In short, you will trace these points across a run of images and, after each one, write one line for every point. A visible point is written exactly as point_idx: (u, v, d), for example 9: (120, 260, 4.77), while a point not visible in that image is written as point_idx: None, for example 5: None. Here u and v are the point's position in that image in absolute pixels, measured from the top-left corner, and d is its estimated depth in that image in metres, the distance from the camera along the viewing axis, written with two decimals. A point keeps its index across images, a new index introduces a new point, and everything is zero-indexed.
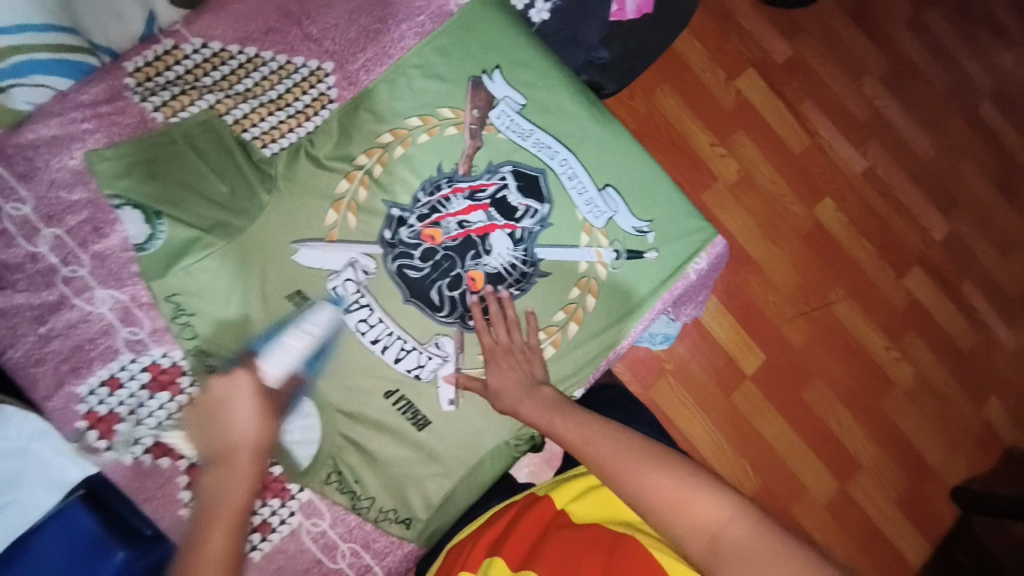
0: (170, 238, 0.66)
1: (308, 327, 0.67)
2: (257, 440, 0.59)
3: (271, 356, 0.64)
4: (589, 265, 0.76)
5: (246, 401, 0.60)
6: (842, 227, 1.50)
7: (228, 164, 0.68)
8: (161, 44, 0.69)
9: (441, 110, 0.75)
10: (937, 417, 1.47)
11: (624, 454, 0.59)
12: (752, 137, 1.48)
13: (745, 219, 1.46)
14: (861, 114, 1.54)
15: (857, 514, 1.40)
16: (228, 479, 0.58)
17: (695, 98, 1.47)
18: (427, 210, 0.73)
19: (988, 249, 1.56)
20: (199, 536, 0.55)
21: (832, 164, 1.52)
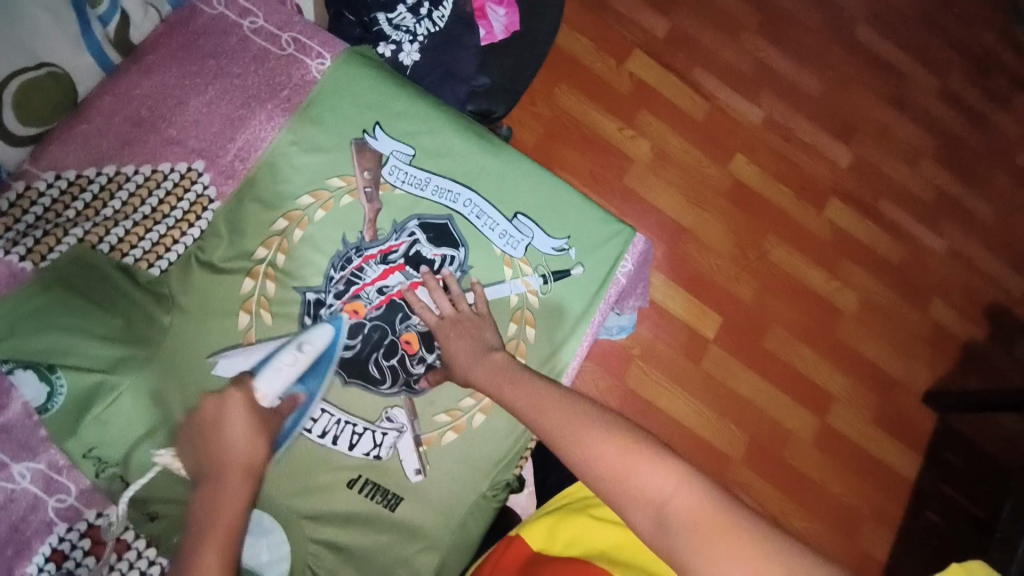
0: (73, 391, 0.61)
1: (304, 345, 0.67)
2: (251, 456, 0.58)
3: (264, 373, 0.64)
4: (520, 296, 0.75)
5: (239, 415, 0.61)
6: (758, 178, 1.55)
7: (118, 296, 0.63)
8: (12, 189, 0.63)
9: (330, 181, 0.72)
10: (889, 330, 1.53)
11: (574, 424, 0.59)
12: (657, 114, 1.53)
13: (669, 192, 1.49)
14: (748, 69, 1.61)
15: (839, 442, 1.44)
16: (219, 495, 0.55)
17: (593, 89, 1.50)
18: (343, 285, 0.70)
19: (895, 164, 1.63)
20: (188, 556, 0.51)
21: (735, 123, 1.57)
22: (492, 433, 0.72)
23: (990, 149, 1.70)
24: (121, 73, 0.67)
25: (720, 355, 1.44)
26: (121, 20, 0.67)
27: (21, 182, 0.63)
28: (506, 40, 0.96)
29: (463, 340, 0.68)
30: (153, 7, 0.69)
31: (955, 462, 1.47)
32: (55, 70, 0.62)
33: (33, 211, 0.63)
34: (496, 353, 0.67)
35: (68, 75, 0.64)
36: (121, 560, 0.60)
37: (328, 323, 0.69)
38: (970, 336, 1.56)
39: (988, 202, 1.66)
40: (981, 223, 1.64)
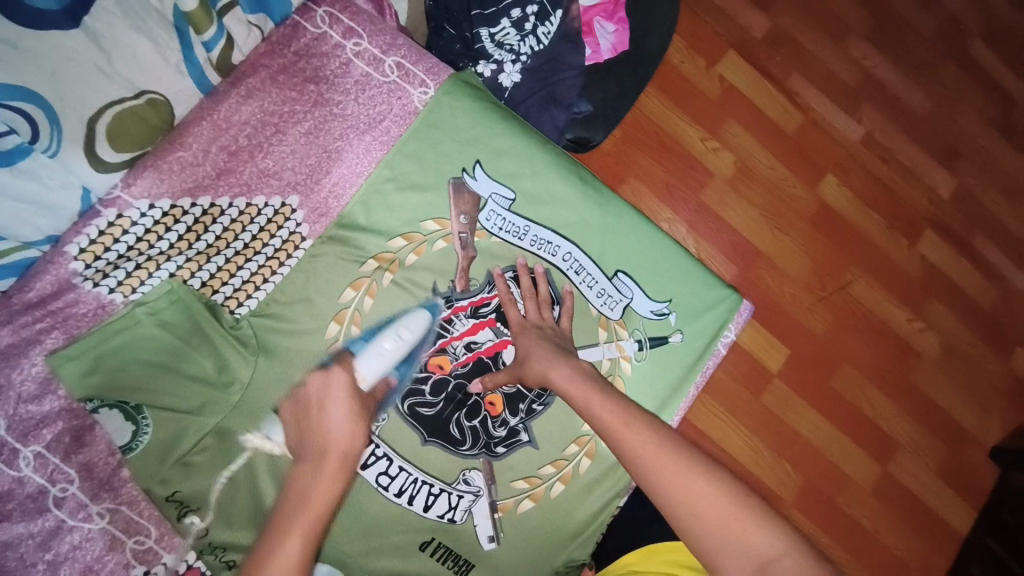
0: (157, 434, 0.61)
1: (401, 332, 0.60)
2: (351, 447, 0.50)
3: (365, 359, 0.57)
4: (612, 362, 0.70)
5: (342, 398, 0.53)
6: (846, 202, 1.25)
7: (206, 339, 0.62)
8: (101, 217, 0.58)
9: (425, 223, 0.69)
10: (969, 382, 1.25)
11: (668, 453, 0.51)
12: (743, 122, 1.22)
13: (749, 212, 1.21)
14: (851, 79, 1.28)
15: (904, 497, 1.19)
16: (312, 482, 0.48)
17: (677, 91, 1.21)
18: (429, 337, 0.66)
19: (999, 198, 1.31)
20: (271, 543, 0.45)
21: (829, 138, 1.26)
22: (569, 506, 0.69)
23: None
24: (219, 95, 0.63)
25: (787, 393, 1.17)
26: (226, 43, 0.63)
27: (112, 210, 0.59)
28: (613, 60, 0.88)
29: (542, 350, 0.62)
30: (256, 27, 0.65)
31: None
32: (153, 96, 0.59)
33: (122, 241, 0.59)
34: (580, 360, 0.62)
35: (165, 98, 0.61)
36: None
37: (427, 311, 0.65)
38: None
39: None
40: None
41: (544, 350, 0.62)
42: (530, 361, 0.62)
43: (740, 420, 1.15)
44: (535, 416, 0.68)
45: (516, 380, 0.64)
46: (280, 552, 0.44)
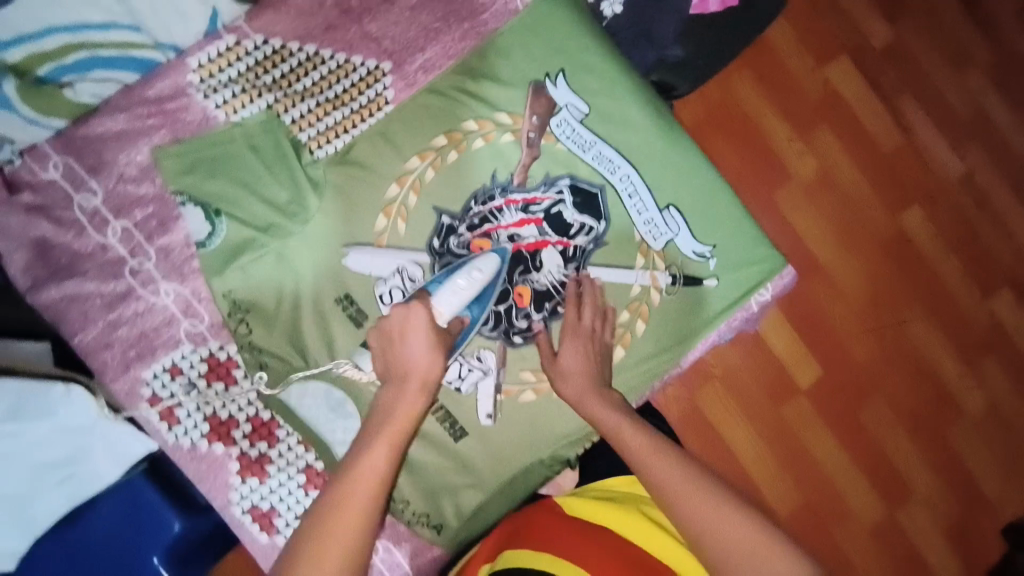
0: (227, 237, 0.68)
1: (476, 271, 0.64)
2: (429, 373, 0.58)
3: (442, 294, 0.62)
4: (642, 288, 0.72)
5: (420, 333, 0.58)
6: (926, 237, 1.20)
7: (284, 169, 0.68)
8: (223, 42, 0.68)
9: (499, 114, 0.71)
10: (1012, 455, 1.18)
11: (695, 485, 0.57)
12: (837, 133, 1.18)
13: (819, 223, 1.18)
14: (965, 112, 1.21)
15: (903, 545, 1.15)
16: (398, 398, 0.57)
17: (778, 85, 1.17)
18: (478, 220, 0.71)
19: None
20: (360, 446, 0.55)
21: (925, 168, 1.20)
22: (568, 408, 0.72)
23: None
24: None
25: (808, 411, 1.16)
26: None
27: (232, 37, 0.68)
28: (717, 14, 0.88)
29: (583, 373, 0.67)
30: None
31: None
32: None
33: (236, 66, 0.69)
34: (612, 393, 0.67)
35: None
36: (225, 391, 0.68)
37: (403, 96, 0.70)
38: None
39: None
40: None
41: (591, 378, 0.67)
42: (574, 378, 0.67)
43: (752, 422, 1.15)
44: (558, 317, 0.71)
45: (551, 375, 0.68)
46: (367, 461, 0.53)
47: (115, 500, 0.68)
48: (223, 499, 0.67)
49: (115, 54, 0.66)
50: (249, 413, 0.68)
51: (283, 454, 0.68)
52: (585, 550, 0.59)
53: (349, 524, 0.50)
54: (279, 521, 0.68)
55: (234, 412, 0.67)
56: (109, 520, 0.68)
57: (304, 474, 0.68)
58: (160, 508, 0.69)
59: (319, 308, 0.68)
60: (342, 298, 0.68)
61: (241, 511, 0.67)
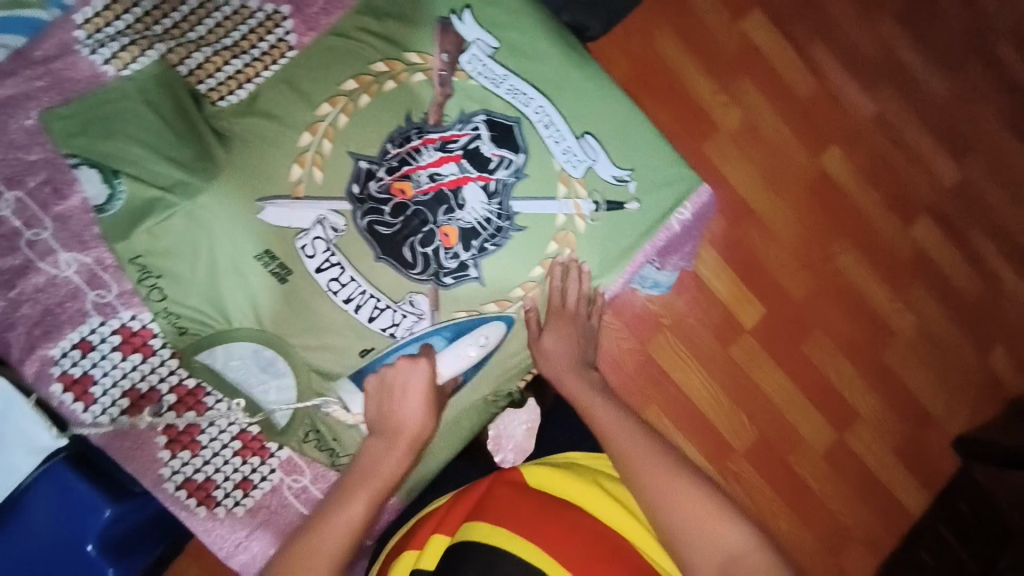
0: (129, 198, 0.63)
1: (483, 340, 0.72)
2: (419, 432, 0.66)
3: (449, 356, 0.70)
4: (567, 218, 0.73)
5: (420, 388, 0.66)
6: (849, 174, 1.44)
7: (184, 122, 0.64)
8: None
9: (408, 55, 0.70)
10: (933, 367, 1.46)
11: (656, 467, 0.67)
12: (756, 84, 1.39)
13: (746, 169, 1.40)
14: (875, 55, 1.45)
15: (852, 461, 1.42)
16: (386, 453, 0.65)
17: (693, 37, 1.37)
18: (396, 162, 0.69)
19: (999, 194, 1.49)
20: (344, 499, 0.62)
21: (839, 111, 1.44)
22: (506, 346, 0.75)
23: None
24: None
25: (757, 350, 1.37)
26: None
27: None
28: None
29: (563, 356, 0.76)
30: None
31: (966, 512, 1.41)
32: None
33: (124, 19, 0.67)
34: (589, 372, 0.77)
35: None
36: (144, 362, 0.64)
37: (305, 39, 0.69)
38: None
39: None
40: None
41: (572, 366, 0.76)
42: (555, 358, 0.75)
43: (707, 367, 1.36)
44: (487, 254, 0.71)
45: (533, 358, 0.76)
46: (346, 512, 0.61)
47: (41, 494, 0.62)
48: (153, 477, 0.65)
49: (3, 15, 0.66)
50: (171, 383, 0.65)
51: (214, 422, 0.65)
52: (547, 535, 0.61)
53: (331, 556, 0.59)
54: (217, 491, 0.66)
55: (157, 382, 0.65)
56: (41, 514, 0.62)
57: (239, 440, 0.66)
58: (92, 497, 0.63)
59: (240, 266, 0.64)
60: (262, 254, 0.65)
61: (175, 486, 0.65)
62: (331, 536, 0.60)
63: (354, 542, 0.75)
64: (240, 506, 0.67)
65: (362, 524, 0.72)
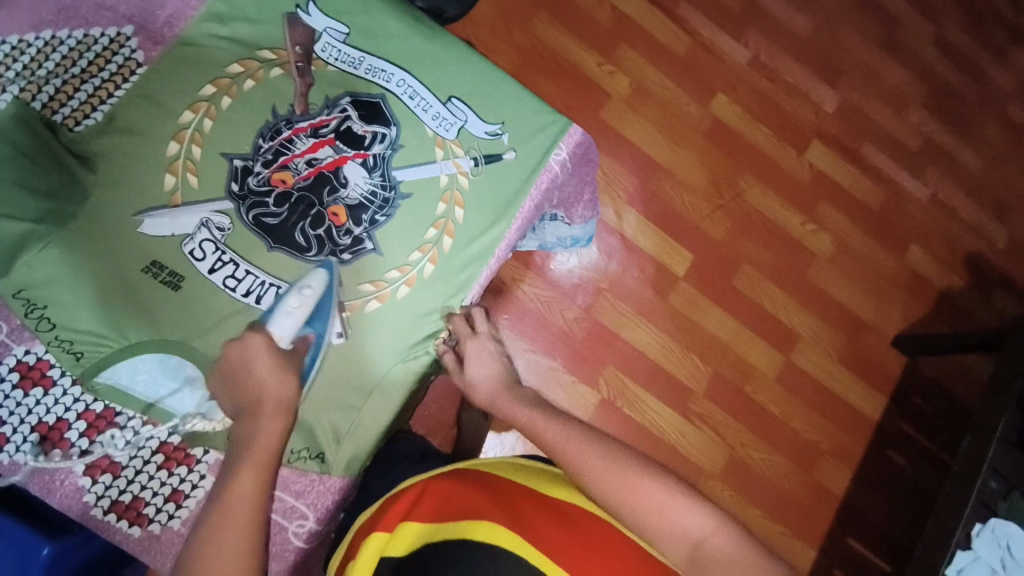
0: (3, 238, 0.63)
1: (306, 288, 0.70)
2: (282, 395, 0.64)
3: (276, 319, 0.68)
4: (449, 178, 0.76)
5: (263, 355, 0.65)
6: (737, 116, 1.64)
7: (43, 151, 0.65)
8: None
9: (261, 53, 0.73)
10: (862, 275, 1.65)
11: (601, 460, 0.66)
12: (636, 49, 1.60)
13: (648, 129, 1.58)
14: (735, 6, 1.68)
15: (806, 380, 1.58)
16: (255, 426, 0.62)
17: (572, 19, 1.57)
18: (271, 155, 0.71)
19: (880, 108, 1.74)
20: (230, 476, 0.59)
21: (717, 61, 1.65)
22: (415, 306, 0.74)
23: (977, 97, 1.80)
24: None
25: (691, 292, 1.55)
26: None
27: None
28: None
29: (495, 376, 0.80)
30: None
31: (922, 405, 1.63)
32: None
33: None
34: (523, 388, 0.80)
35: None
36: (46, 395, 0.63)
37: (154, 54, 0.70)
38: (949, 285, 1.69)
39: (975, 151, 1.78)
40: (968, 173, 1.76)
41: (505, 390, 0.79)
42: (482, 382, 0.79)
43: (650, 319, 1.51)
44: (379, 225, 0.73)
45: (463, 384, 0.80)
46: (236, 487, 0.59)
47: None
48: (78, 506, 0.64)
49: None
50: (79, 410, 0.64)
51: (130, 440, 0.64)
52: (539, 528, 0.61)
53: (240, 535, 0.56)
54: (148, 508, 0.65)
55: (63, 412, 0.63)
56: None
57: (161, 453, 0.65)
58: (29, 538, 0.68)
59: (129, 281, 0.66)
60: (150, 265, 0.66)
61: (103, 511, 0.64)
62: (231, 518, 0.57)
63: (305, 529, 0.73)
64: (177, 519, 0.66)
65: (307, 510, 0.72)
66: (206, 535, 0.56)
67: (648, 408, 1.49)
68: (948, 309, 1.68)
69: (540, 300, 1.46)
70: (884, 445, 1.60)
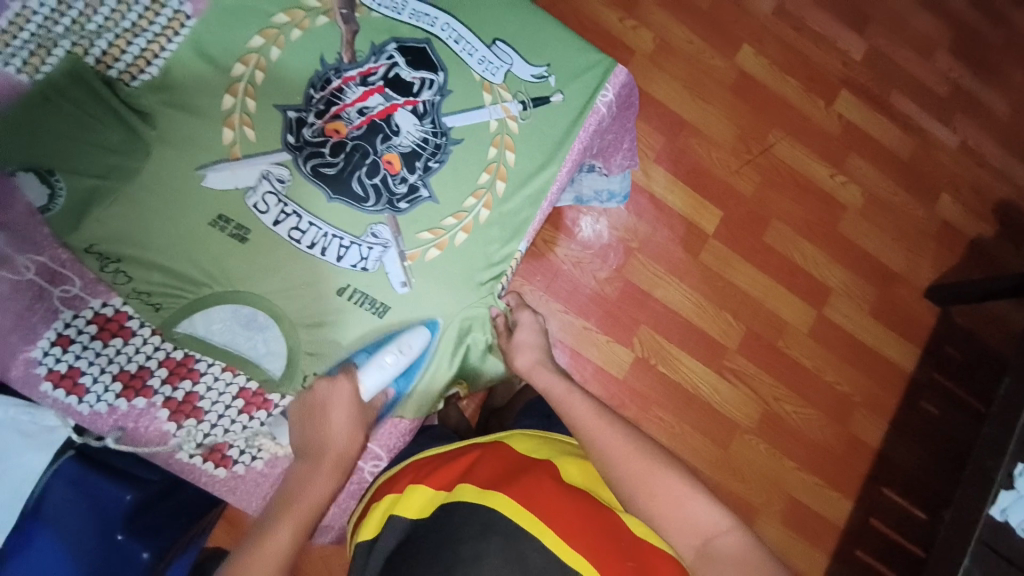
0: (72, 193, 0.64)
1: (404, 349, 0.70)
2: (347, 452, 0.66)
3: (369, 372, 0.69)
4: (499, 122, 0.76)
5: (342, 410, 0.67)
6: (763, 69, 1.61)
7: (105, 108, 0.65)
8: (9, 10, 0.65)
9: (305, 1, 0.72)
10: (893, 225, 1.63)
11: (625, 445, 0.67)
12: (658, 2, 1.56)
13: (672, 85, 1.56)
14: None
15: (838, 332, 1.57)
16: (312, 479, 0.64)
17: None
18: (323, 105, 0.71)
19: (910, 55, 1.69)
20: (271, 525, 0.61)
21: (742, 12, 1.61)
22: (473, 250, 0.75)
23: (1008, 40, 1.75)
24: None
25: (721, 249, 1.54)
26: None
27: (16, 3, 0.66)
28: None
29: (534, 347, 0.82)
30: None
31: (955, 354, 1.62)
32: None
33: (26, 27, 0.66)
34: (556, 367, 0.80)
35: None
36: (126, 344, 0.65)
37: (201, 6, 0.69)
38: (980, 233, 1.66)
39: (1007, 96, 1.73)
40: (999, 118, 1.72)
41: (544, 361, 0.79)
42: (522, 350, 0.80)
43: (681, 277, 1.51)
44: (432, 172, 0.74)
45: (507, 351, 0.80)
46: (274, 536, 0.60)
47: (60, 494, 0.65)
48: (164, 451, 0.66)
49: None
50: (160, 358, 0.65)
51: (210, 386, 0.66)
52: (557, 514, 0.60)
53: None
54: (232, 450, 0.68)
55: (144, 361, 0.65)
56: (67, 510, 0.65)
57: (241, 398, 0.67)
58: (109, 485, 0.69)
59: (199, 235, 0.67)
60: (217, 220, 0.67)
61: (189, 455, 0.67)
62: (262, 555, 0.58)
63: (379, 468, 0.76)
64: (259, 459, 0.69)
65: (379, 449, 0.75)
66: (238, 563, 0.58)
67: (682, 364, 1.50)
68: (980, 258, 1.65)
69: (571, 261, 1.46)
70: (918, 395, 1.59)
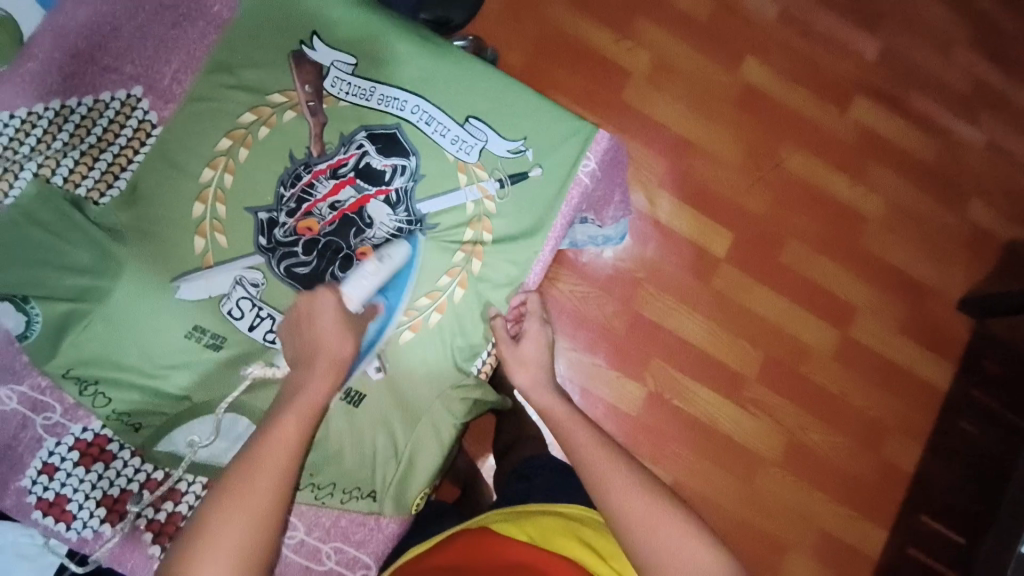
0: (47, 319, 0.64)
1: (386, 257, 0.68)
2: (340, 352, 0.59)
3: (350, 284, 0.65)
4: (475, 203, 0.73)
5: (332, 314, 0.61)
6: (772, 82, 1.53)
7: (76, 230, 0.65)
8: None
9: (271, 97, 0.71)
10: (918, 236, 1.53)
11: (635, 494, 0.60)
12: (655, 21, 1.50)
13: (673, 106, 1.49)
14: None
15: (862, 352, 1.49)
16: (307, 378, 0.57)
17: None
18: (294, 203, 0.69)
19: (929, 53, 1.58)
20: (269, 423, 0.53)
21: (744, 24, 1.54)
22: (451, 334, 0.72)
23: None
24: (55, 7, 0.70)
25: (734, 274, 1.47)
26: None
27: None
28: None
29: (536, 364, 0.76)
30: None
31: (993, 369, 1.51)
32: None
33: None
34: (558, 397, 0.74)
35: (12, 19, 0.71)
36: (108, 469, 0.65)
37: (165, 112, 0.69)
38: (1014, 237, 1.56)
39: None
40: None
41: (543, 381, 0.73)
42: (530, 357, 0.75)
43: (694, 306, 1.44)
44: None
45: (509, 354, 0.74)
46: (275, 433, 0.53)
47: None
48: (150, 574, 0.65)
49: None
50: (141, 480, 0.65)
51: (192, 505, 0.66)
52: None
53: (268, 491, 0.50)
54: None
55: (126, 484, 0.65)
56: None
57: None
58: None
59: (175, 350, 0.66)
60: (192, 330, 0.66)
61: None
62: (263, 459, 0.51)
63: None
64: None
65: (369, 558, 0.73)
66: (234, 470, 0.50)
67: (698, 396, 1.43)
68: (1016, 263, 1.54)
69: (577, 296, 1.41)
70: (957, 415, 1.49)
